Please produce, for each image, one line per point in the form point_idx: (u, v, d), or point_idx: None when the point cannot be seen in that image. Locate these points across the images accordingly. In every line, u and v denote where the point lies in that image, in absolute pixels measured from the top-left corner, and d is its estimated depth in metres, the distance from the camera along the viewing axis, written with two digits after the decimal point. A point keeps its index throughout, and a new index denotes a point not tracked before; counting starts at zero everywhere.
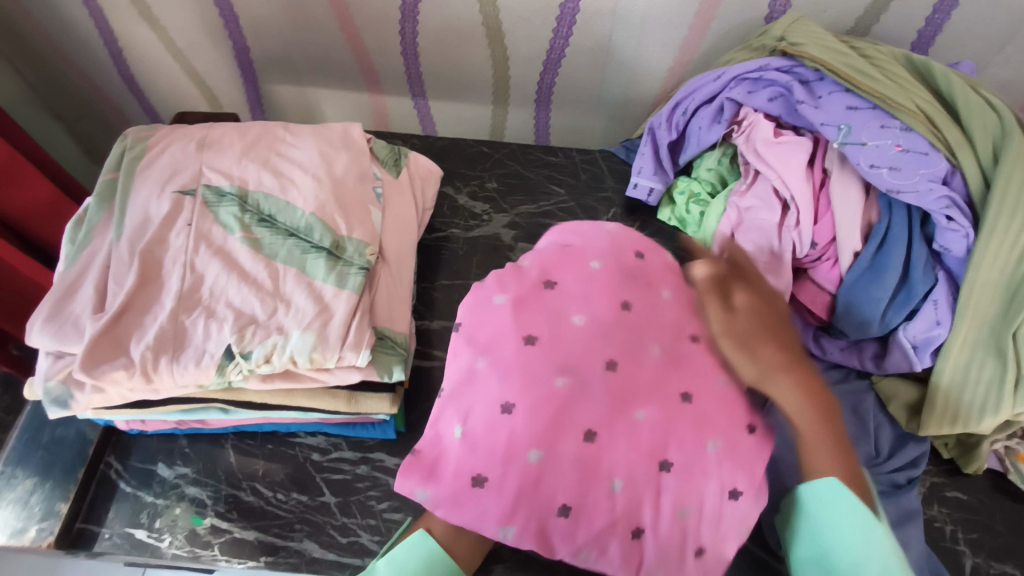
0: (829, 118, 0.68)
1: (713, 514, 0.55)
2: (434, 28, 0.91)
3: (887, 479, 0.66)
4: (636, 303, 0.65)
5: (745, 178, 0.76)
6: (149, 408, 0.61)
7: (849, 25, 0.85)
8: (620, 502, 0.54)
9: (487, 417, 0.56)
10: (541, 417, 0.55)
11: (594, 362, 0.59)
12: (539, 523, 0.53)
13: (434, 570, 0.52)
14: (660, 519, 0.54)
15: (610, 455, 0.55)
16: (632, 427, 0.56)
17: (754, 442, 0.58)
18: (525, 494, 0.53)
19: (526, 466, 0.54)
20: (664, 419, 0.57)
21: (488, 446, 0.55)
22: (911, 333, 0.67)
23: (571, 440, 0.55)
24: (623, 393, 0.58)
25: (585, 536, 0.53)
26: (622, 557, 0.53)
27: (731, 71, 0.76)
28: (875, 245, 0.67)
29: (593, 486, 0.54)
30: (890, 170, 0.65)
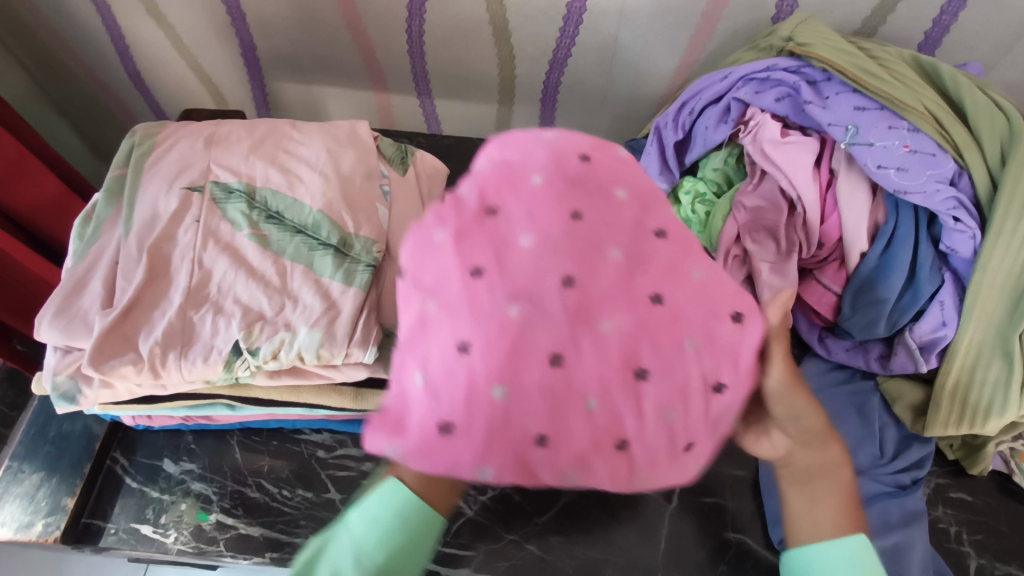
0: (836, 118, 0.68)
1: (704, 411, 0.46)
2: (442, 27, 0.91)
3: (892, 479, 0.66)
4: (587, 203, 0.51)
5: (751, 178, 0.75)
6: (157, 404, 0.62)
7: (856, 26, 0.85)
8: (604, 421, 0.45)
9: (443, 360, 0.45)
10: (500, 352, 0.44)
11: (546, 278, 0.46)
12: (517, 456, 0.45)
13: (409, 524, 0.48)
14: (646, 430, 0.45)
15: (580, 375, 0.45)
16: (599, 341, 0.45)
17: (734, 329, 0.48)
18: (494, 431, 0.44)
19: (489, 405, 0.44)
20: (636, 324, 0.46)
21: (450, 391, 0.44)
22: (918, 334, 0.67)
23: (536, 370, 0.44)
24: (587, 308, 0.46)
25: (569, 460, 0.45)
26: (611, 472, 0.46)
27: (738, 72, 0.76)
28: (882, 245, 0.67)
29: (568, 413, 0.45)
30: (897, 171, 0.65)
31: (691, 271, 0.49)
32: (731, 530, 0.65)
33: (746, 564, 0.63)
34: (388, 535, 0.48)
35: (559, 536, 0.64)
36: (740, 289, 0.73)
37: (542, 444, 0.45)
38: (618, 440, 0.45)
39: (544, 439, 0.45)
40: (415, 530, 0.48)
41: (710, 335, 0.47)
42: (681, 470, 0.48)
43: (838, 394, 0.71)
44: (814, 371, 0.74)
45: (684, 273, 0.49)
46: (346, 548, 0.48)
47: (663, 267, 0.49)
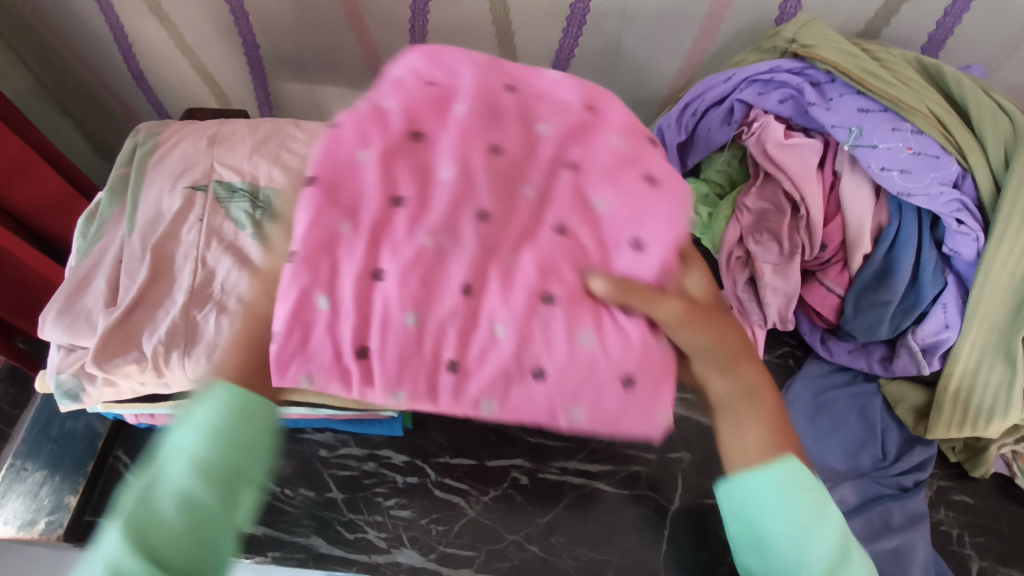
0: (839, 120, 0.68)
1: (623, 339, 0.44)
2: (445, 27, 0.91)
3: (894, 482, 0.66)
4: (521, 138, 0.45)
5: (754, 180, 0.75)
6: (159, 403, 0.62)
7: (860, 27, 0.84)
8: (520, 351, 0.44)
9: (358, 285, 0.42)
10: (417, 282, 0.42)
11: (467, 214, 0.43)
12: (431, 378, 0.45)
13: (253, 425, 0.43)
14: (568, 366, 0.44)
15: (497, 309, 0.44)
16: (519, 278, 0.44)
17: (636, 258, 0.44)
18: (409, 356, 0.44)
19: (402, 331, 0.43)
20: (557, 262, 0.44)
21: (365, 317, 0.42)
22: (920, 337, 0.67)
23: (448, 299, 0.43)
24: (505, 247, 0.44)
25: (485, 389, 0.45)
26: (527, 398, 0.45)
27: (741, 73, 0.75)
28: (885, 247, 0.67)
29: (476, 338, 0.44)
30: (901, 173, 0.65)
31: (600, 201, 0.44)
32: None
33: None
34: (228, 435, 0.41)
35: (561, 537, 0.64)
36: (743, 290, 0.75)
37: (453, 369, 0.45)
38: (533, 366, 0.44)
39: (457, 365, 0.45)
40: (254, 424, 0.43)
41: (614, 265, 0.44)
42: (605, 404, 0.45)
43: (842, 396, 0.71)
44: (816, 372, 0.74)
45: (592, 203, 0.44)
46: (181, 461, 0.40)
47: (576, 194, 0.45)
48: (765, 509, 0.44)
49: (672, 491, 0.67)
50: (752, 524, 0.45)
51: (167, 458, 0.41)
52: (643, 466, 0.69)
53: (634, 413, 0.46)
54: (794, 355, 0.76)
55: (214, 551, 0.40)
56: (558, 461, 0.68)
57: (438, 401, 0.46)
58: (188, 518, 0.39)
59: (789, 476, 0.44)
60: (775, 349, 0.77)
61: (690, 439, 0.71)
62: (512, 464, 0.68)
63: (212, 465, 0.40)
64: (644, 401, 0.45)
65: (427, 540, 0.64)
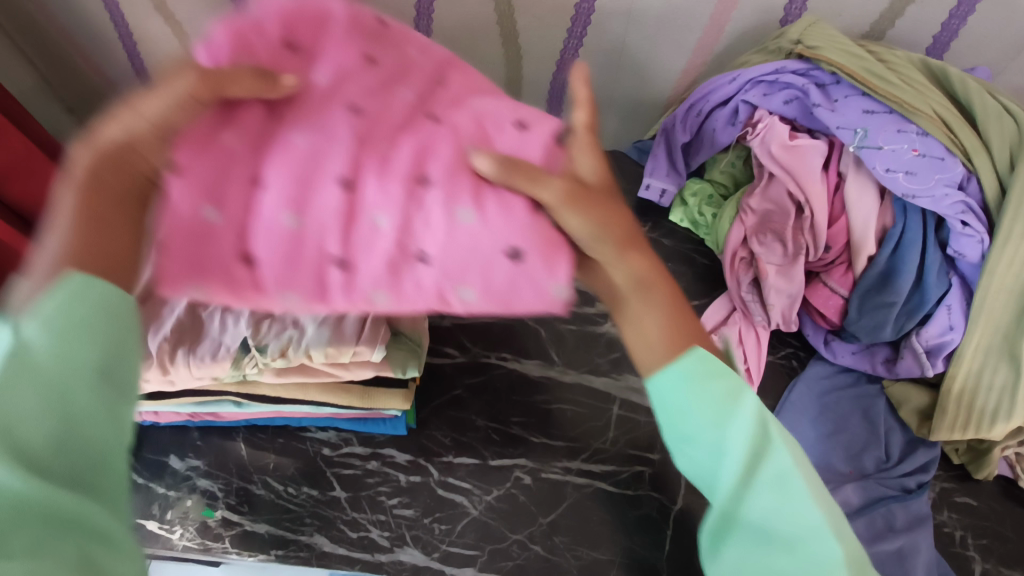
0: (844, 121, 0.68)
1: (510, 214, 0.41)
2: (449, 27, 0.91)
3: (897, 483, 0.66)
4: (386, 59, 0.48)
5: (758, 181, 0.75)
6: (165, 400, 0.62)
7: (864, 29, 0.85)
8: (402, 239, 0.40)
9: (225, 192, 0.40)
10: (283, 172, 0.40)
11: (326, 108, 0.42)
12: (317, 278, 0.41)
13: (114, 319, 0.40)
14: (454, 241, 0.40)
15: (365, 190, 0.40)
16: (380, 155, 0.41)
17: (521, 136, 0.45)
18: (288, 255, 0.40)
19: (279, 231, 0.40)
20: (422, 142, 0.42)
21: (241, 223, 0.40)
22: (924, 338, 0.66)
23: (325, 193, 0.40)
24: (368, 130, 0.42)
25: (369, 276, 0.41)
26: (420, 285, 0.42)
27: (746, 74, 0.75)
28: (890, 248, 0.67)
29: (356, 230, 0.40)
30: (906, 175, 0.65)
31: (481, 102, 0.46)
32: None
33: None
34: (85, 325, 0.38)
35: (564, 537, 0.64)
36: (747, 291, 0.75)
37: (333, 264, 0.41)
38: (416, 252, 0.41)
39: (341, 259, 0.41)
40: (117, 305, 0.41)
41: (503, 139, 0.44)
42: (494, 282, 0.41)
43: (846, 397, 0.71)
44: (819, 373, 0.73)
45: (469, 104, 0.46)
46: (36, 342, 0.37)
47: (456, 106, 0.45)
48: (689, 396, 0.47)
49: (675, 491, 0.67)
50: (683, 417, 0.48)
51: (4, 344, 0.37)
52: (645, 466, 0.69)
53: (524, 293, 0.41)
54: (797, 357, 0.76)
55: (98, 447, 0.38)
56: (560, 461, 0.68)
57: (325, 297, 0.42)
58: (52, 405, 0.37)
59: (697, 361, 0.48)
60: (779, 350, 0.76)
61: None
62: (515, 464, 0.68)
63: (82, 337, 0.38)
64: (534, 276, 0.41)
65: (430, 540, 0.64)
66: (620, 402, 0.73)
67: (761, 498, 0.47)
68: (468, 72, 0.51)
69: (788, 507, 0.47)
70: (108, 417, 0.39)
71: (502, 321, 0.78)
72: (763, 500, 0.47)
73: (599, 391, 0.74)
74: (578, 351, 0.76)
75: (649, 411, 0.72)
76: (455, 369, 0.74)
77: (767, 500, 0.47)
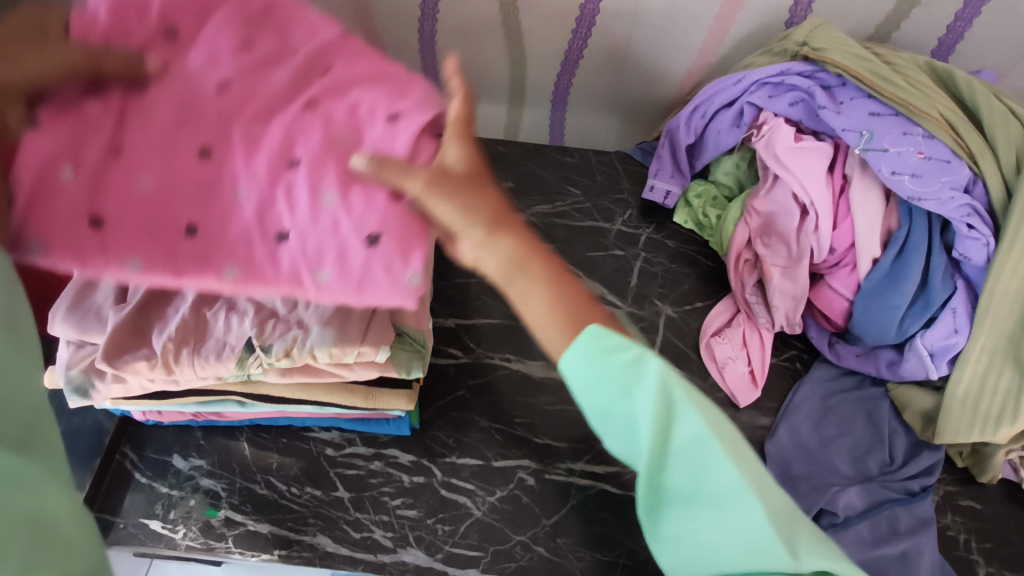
0: (850, 124, 0.68)
1: (373, 201, 0.38)
2: (453, 27, 0.91)
3: (902, 487, 0.66)
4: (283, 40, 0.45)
5: (763, 182, 0.75)
6: (168, 400, 0.62)
7: (869, 31, 0.84)
8: (263, 209, 0.39)
9: (73, 153, 0.37)
10: (153, 140, 0.39)
11: (198, 82, 0.41)
12: (168, 247, 0.38)
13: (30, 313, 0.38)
14: (311, 220, 0.38)
15: (232, 166, 0.39)
16: (249, 134, 0.39)
17: (387, 129, 0.40)
18: (142, 220, 0.38)
19: (132, 194, 0.38)
20: (287, 123, 0.40)
21: (85, 182, 0.37)
22: (929, 341, 0.66)
23: (190, 167, 0.39)
24: (236, 103, 0.40)
25: (224, 245, 0.39)
26: (275, 263, 0.39)
27: (752, 76, 0.76)
28: (894, 251, 0.67)
29: (212, 199, 0.39)
30: (911, 177, 0.65)
31: (360, 84, 0.43)
32: None
33: None
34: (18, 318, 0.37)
35: (568, 538, 0.64)
36: (751, 293, 0.76)
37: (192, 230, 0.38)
38: (275, 227, 0.39)
39: (195, 226, 0.39)
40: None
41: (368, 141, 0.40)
42: (348, 268, 0.38)
43: (850, 400, 0.71)
44: (824, 375, 0.74)
45: (350, 90, 0.42)
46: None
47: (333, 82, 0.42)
48: (589, 373, 0.45)
49: None
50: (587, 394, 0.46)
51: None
52: None
53: (383, 275, 0.38)
54: (801, 359, 0.76)
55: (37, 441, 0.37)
56: (563, 462, 0.69)
57: (173, 271, 0.38)
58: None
59: (587, 336, 0.45)
60: (783, 351, 0.77)
61: None
62: (518, 465, 0.68)
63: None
64: (388, 261, 0.38)
65: (433, 540, 0.64)
66: None
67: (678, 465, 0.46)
68: (362, 51, 0.46)
69: (703, 470, 0.46)
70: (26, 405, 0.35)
71: (505, 322, 0.78)
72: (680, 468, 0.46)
73: None
74: None
75: None
76: (458, 371, 0.74)
77: (682, 466, 0.46)
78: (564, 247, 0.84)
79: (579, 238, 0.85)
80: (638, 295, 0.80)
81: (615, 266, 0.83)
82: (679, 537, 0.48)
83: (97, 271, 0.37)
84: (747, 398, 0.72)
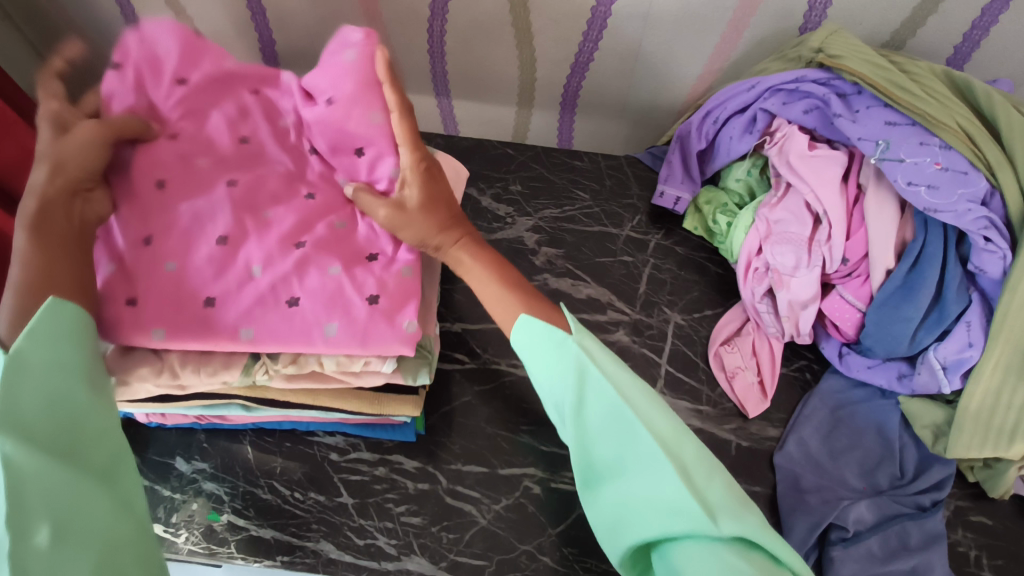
0: (866, 133, 0.67)
1: (365, 272, 0.59)
2: (462, 26, 0.90)
3: (911, 501, 0.65)
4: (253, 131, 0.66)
5: (775, 191, 0.75)
6: (170, 403, 0.61)
7: (885, 38, 0.83)
8: (278, 288, 0.57)
9: (133, 256, 0.57)
10: (173, 237, 0.58)
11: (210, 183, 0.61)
12: (189, 320, 0.55)
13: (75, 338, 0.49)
14: (312, 282, 0.57)
15: (242, 248, 0.58)
16: (259, 223, 0.60)
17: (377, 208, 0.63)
18: (166, 300, 0.55)
19: (164, 277, 0.56)
20: (290, 212, 0.61)
21: (139, 278, 0.56)
22: (942, 354, 0.65)
23: (208, 250, 0.58)
24: (246, 197, 0.61)
25: (243, 317, 0.55)
26: (280, 322, 0.55)
27: (765, 82, 0.75)
28: (908, 263, 0.66)
29: (235, 281, 0.57)
30: (928, 189, 0.64)
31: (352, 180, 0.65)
32: None
33: None
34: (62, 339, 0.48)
35: (574, 548, 0.64)
36: (761, 302, 0.74)
37: (214, 304, 0.56)
38: (287, 297, 0.56)
39: (211, 299, 0.56)
40: (80, 324, 0.50)
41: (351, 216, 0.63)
42: (354, 320, 0.56)
43: (860, 412, 0.71)
44: (835, 387, 0.73)
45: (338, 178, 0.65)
46: (30, 364, 0.46)
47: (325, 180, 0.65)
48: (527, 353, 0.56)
49: None
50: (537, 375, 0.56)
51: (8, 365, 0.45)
52: None
53: (381, 333, 0.55)
54: (811, 369, 0.76)
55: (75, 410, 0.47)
56: (570, 471, 0.68)
57: (194, 336, 0.54)
58: (53, 414, 0.46)
59: (525, 324, 0.56)
60: (793, 361, 0.77)
61: None
62: (524, 473, 0.68)
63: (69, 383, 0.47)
64: (387, 317, 0.56)
65: (438, 548, 0.63)
66: None
67: (603, 431, 0.51)
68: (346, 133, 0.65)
69: (620, 437, 0.50)
70: (99, 428, 0.48)
71: None
72: (601, 434, 0.51)
73: None
74: None
75: None
76: (464, 376, 0.73)
77: (606, 434, 0.51)
78: (572, 252, 0.83)
79: (587, 243, 0.84)
80: (646, 302, 0.79)
81: (624, 272, 0.82)
82: (614, 505, 0.50)
83: (133, 339, 0.54)
84: (757, 409, 0.72)
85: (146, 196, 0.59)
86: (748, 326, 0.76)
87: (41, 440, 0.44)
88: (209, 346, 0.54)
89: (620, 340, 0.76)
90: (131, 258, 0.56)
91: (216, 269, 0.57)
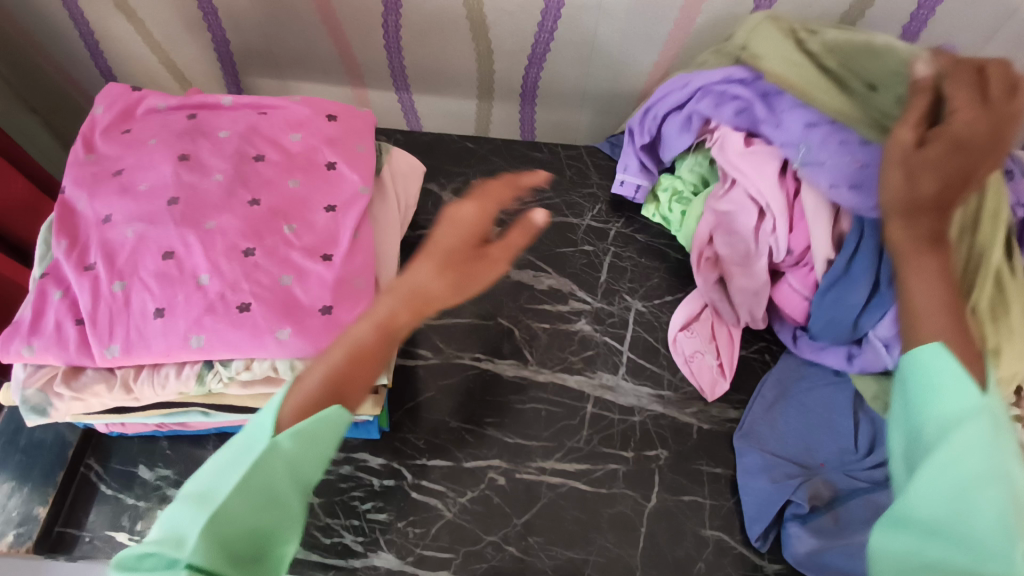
0: (788, 138, 0.69)
1: (316, 283, 0.61)
2: (417, 20, 0.90)
3: (866, 476, 0.65)
4: (193, 147, 0.67)
5: (722, 183, 0.75)
6: (130, 413, 0.61)
7: (835, 18, 0.84)
8: (225, 295, 0.58)
9: (74, 275, 0.59)
10: (125, 250, 0.60)
11: (156, 200, 0.62)
12: (133, 329, 0.57)
13: (307, 464, 0.48)
14: (262, 291, 0.59)
15: (191, 260, 0.60)
16: (204, 235, 0.61)
17: (329, 217, 0.65)
18: (115, 316, 0.57)
19: (112, 297, 0.58)
20: (236, 224, 0.62)
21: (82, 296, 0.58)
22: (882, 334, 0.67)
23: (149, 262, 0.59)
24: (189, 214, 0.62)
25: (190, 326, 0.57)
26: (227, 327, 0.57)
27: (697, 82, 0.76)
28: (846, 254, 0.67)
29: (182, 292, 0.58)
30: (849, 189, 0.66)
31: (301, 189, 0.66)
32: (709, 529, 0.66)
33: (722, 560, 0.64)
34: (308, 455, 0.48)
35: (539, 537, 0.64)
36: (715, 289, 0.75)
37: (163, 316, 0.57)
38: (237, 303, 0.58)
39: (161, 312, 0.57)
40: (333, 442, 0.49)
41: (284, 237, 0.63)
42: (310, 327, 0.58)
43: (821, 392, 0.72)
44: (788, 367, 0.74)
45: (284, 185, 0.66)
46: (274, 463, 0.46)
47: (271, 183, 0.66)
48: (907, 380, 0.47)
49: (649, 489, 0.68)
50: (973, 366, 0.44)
51: (260, 456, 0.46)
52: (619, 464, 0.69)
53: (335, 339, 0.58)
54: (770, 350, 0.78)
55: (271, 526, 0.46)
56: (534, 461, 0.68)
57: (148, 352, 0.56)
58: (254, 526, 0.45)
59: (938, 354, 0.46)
60: (752, 344, 0.78)
61: (666, 435, 0.71)
62: (489, 465, 0.68)
63: (281, 501, 0.47)
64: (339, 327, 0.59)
65: (404, 543, 0.64)
66: (594, 401, 0.72)
67: (925, 485, 0.42)
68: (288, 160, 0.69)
69: (946, 527, 0.40)
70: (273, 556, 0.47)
71: (475, 320, 0.77)
72: (939, 511, 0.41)
73: (574, 389, 0.73)
74: (552, 349, 0.75)
75: (623, 408, 0.72)
76: (427, 371, 0.73)
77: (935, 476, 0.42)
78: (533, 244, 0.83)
79: (548, 234, 0.84)
80: (608, 291, 0.80)
81: (586, 262, 0.82)
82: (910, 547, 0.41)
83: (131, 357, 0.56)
84: (715, 391, 0.73)
85: (88, 229, 0.62)
86: (707, 312, 0.76)
87: (236, 543, 0.44)
88: (160, 356, 0.56)
89: (582, 329, 0.77)
90: (73, 278, 0.59)
91: (165, 284, 0.58)
